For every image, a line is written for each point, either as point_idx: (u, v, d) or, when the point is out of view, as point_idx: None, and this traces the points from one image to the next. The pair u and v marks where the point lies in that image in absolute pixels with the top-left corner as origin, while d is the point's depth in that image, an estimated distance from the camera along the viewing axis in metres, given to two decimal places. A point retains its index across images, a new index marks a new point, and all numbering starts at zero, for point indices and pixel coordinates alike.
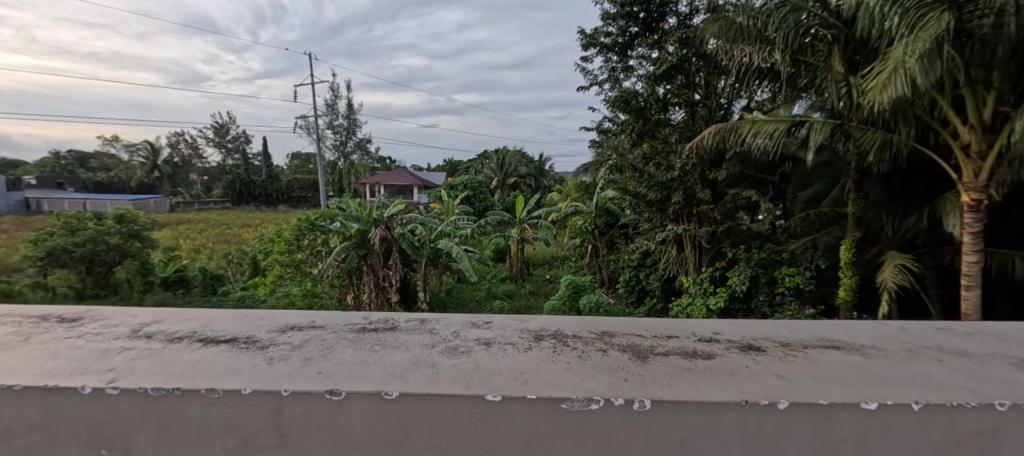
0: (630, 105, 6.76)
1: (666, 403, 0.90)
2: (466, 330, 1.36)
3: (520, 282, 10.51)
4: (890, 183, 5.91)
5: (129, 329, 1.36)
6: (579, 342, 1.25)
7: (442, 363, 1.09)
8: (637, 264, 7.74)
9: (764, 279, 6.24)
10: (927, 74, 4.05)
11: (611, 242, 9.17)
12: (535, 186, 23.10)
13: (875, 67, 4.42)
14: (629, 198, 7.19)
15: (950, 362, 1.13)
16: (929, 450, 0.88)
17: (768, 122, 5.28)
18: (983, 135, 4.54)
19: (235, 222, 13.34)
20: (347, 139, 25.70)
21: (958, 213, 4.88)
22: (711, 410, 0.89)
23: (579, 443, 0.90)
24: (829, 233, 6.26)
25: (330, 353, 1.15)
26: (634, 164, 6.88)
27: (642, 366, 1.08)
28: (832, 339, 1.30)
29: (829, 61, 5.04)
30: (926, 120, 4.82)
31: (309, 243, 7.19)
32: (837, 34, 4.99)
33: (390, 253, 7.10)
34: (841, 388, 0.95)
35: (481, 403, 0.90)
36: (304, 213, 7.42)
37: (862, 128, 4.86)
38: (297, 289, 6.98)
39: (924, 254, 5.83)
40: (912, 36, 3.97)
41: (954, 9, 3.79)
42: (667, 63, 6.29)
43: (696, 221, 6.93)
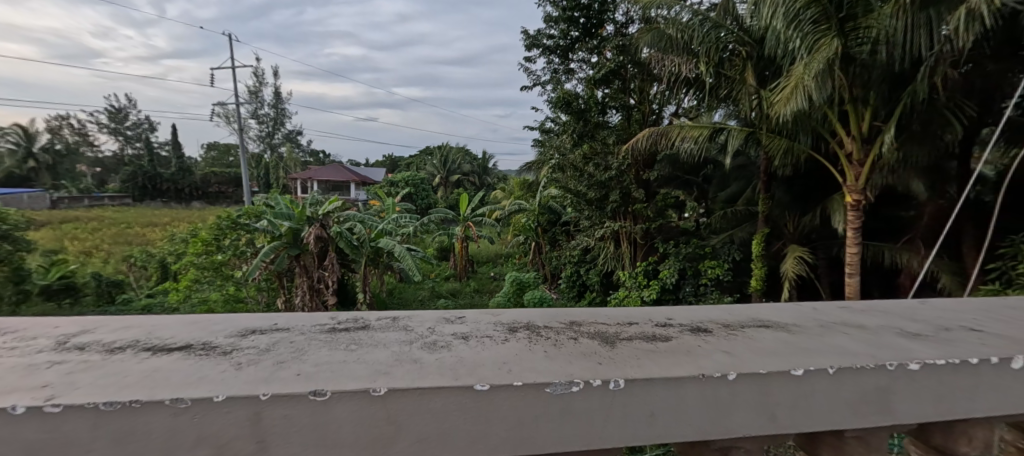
0: (572, 106, 7.04)
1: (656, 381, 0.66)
2: (441, 327, 0.95)
3: (464, 280, 10.57)
4: (792, 184, 6.63)
5: (50, 344, 0.90)
6: (552, 333, 0.95)
7: (425, 358, 0.74)
8: (579, 260, 8.15)
9: (690, 271, 6.76)
10: (820, 91, 4.58)
11: (554, 239, 9.44)
12: (477, 184, 23.25)
13: (780, 83, 4.93)
14: (570, 196, 7.52)
15: (976, 326, 1.06)
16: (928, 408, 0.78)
17: (694, 128, 5.69)
18: (862, 145, 5.26)
19: (139, 220, 11.92)
20: (274, 130, 23.54)
21: (842, 212, 5.66)
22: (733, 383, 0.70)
23: (597, 427, 0.65)
24: (743, 229, 6.99)
25: (304, 354, 0.72)
26: (575, 163, 7.27)
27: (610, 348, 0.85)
28: (862, 319, 1.12)
29: (743, 74, 5.61)
30: (819, 129, 5.47)
31: (230, 243, 6.64)
32: (750, 51, 5.53)
33: (325, 254, 6.81)
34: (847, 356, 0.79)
35: (466, 396, 0.60)
36: (224, 210, 6.82)
37: (770, 136, 5.48)
38: (215, 294, 6.38)
39: (817, 246, 6.72)
40: (811, 56, 4.50)
41: (840, 34, 4.43)
42: (606, 68, 6.61)
43: (631, 218, 7.32)
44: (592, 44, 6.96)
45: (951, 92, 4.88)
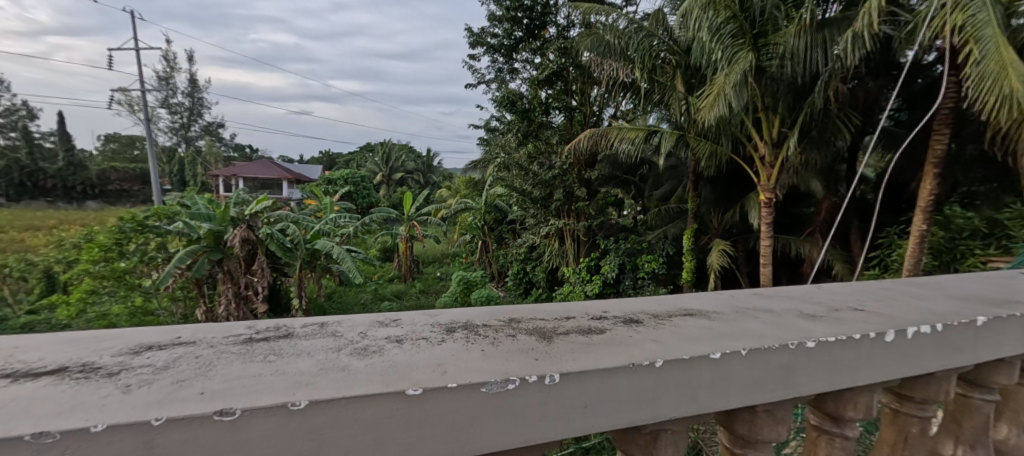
0: (516, 105, 7.07)
1: (604, 371, 0.62)
2: (374, 330, 0.82)
3: (410, 281, 10.40)
4: (715, 184, 7.12)
5: None
6: (492, 330, 0.85)
7: (356, 364, 0.63)
8: (524, 258, 8.30)
9: (630, 265, 6.98)
10: (738, 99, 4.98)
11: (501, 237, 9.56)
12: (422, 183, 22.95)
13: (705, 90, 5.26)
14: (516, 195, 7.58)
15: (898, 297, 1.11)
16: (865, 377, 0.79)
17: (631, 130, 5.96)
18: (771, 149, 5.74)
19: (17, 221, 10.28)
20: (189, 122, 21.35)
21: (757, 209, 6.21)
22: (683, 368, 0.66)
23: (541, 424, 0.59)
24: (675, 225, 7.41)
25: (213, 371, 0.60)
26: (521, 163, 7.24)
27: (550, 344, 0.77)
28: (804, 297, 1.09)
29: (673, 82, 6.01)
30: (738, 134, 5.91)
31: (137, 249, 6.03)
32: (680, 60, 5.90)
33: (254, 258, 6.45)
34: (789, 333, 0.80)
35: (396, 401, 0.52)
36: (127, 210, 6.06)
37: (697, 139, 5.83)
38: (120, 308, 5.86)
39: (737, 241, 7.27)
40: (730, 67, 4.90)
41: (753, 49, 4.89)
42: (548, 69, 6.69)
43: (575, 216, 7.51)
44: (535, 45, 7.00)
45: (841, 104, 5.37)
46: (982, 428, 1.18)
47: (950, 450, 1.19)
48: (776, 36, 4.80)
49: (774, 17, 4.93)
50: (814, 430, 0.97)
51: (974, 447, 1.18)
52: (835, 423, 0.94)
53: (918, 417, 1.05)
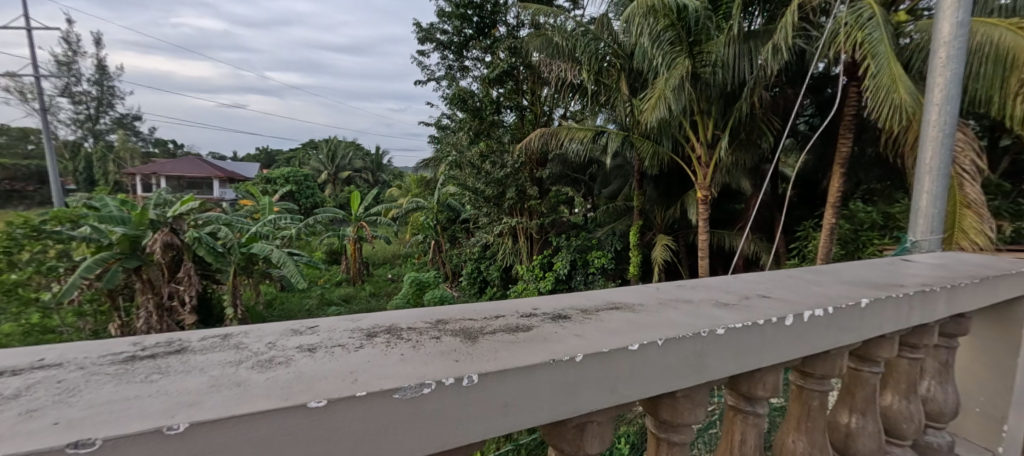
0: (467, 103, 7.51)
1: (539, 367, 0.66)
2: (282, 340, 0.80)
3: (359, 285, 10.83)
4: (658, 182, 7.64)
5: None
6: (416, 332, 0.87)
7: (253, 380, 0.60)
8: (479, 257, 8.76)
9: (580, 262, 7.37)
10: (678, 102, 5.31)
11: (454, 237, 10.03)
12: (370, 182, 23.67)
13: (648, 93, 5.61)
14: (468, 194, 7.93)
15: (794, 285, 1.25)
16: (758, 359, 0.91)
17: (579, 130, 6.33)
18: (706, 150, 6.20)
19: None
20: (97, 113, 19.03)
21: (695, 205, 6.73)
22: (600, 361, 0.72)
23: (466, 424, 0.62)
24: (622, 222, 7.68)
25: (74, 397, 0.54)
26: (473, 161, 7.65)
27: (474, 344, 0.80)
28: (714, 287, 1.25)
29: (618, 84, 6.18)
30: (677, 135, 6.27)
31: (34, 258, 5.41)
32: (623, 64, 6.09)
33: (179, 265, 6.23)
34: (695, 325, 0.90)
35: (294, 416, 0.50)
36: (20, 213, 5.32)
37: (641, 140, 6.20)
38: (13, 327, 5.40)
39: (678, 236, 7.77)
40: (670, 71, 5.28)
41: (689, 56, 5.27)
42: (499, 68, 7.12)
43: (528, 214, 7.97)
44: (485, 45, 7.36)
45: (764, 108, 5.91)
46: (871, 397, 1.34)
47: (848, 420, 1.34)
48: (708, 45, 5.20)
49: (706, 27, 5.28)
50: (732, 410, 1.08)
51: (866, 416, 1.33)
52: (749, 403, 1.05)
53: (818, 392, 1.19)
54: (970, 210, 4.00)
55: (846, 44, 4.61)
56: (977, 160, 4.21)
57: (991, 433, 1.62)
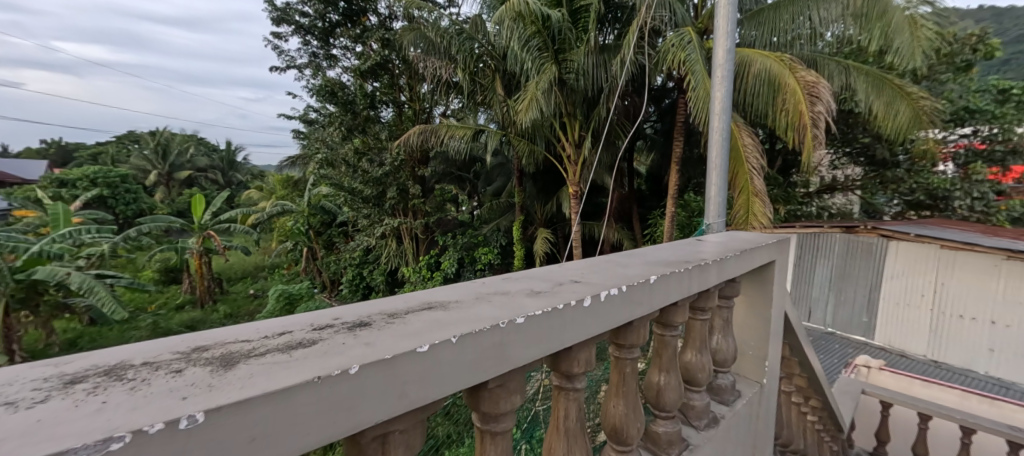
0: (337, 96, 8.97)
1: (353, 367, 0.48)
2: None
3: (208, 306, 12.04)
4: (536, 179, 9.19)
5: None
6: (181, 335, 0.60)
7: None
8: (361, 262, 10.42)
9: (468, 259, 9.09)
10: (546, 104, 6.10)
11: (330, 240, 11.91)
12: (216, 183, 22.82)
13: (522, 94, 6.27)
14: (344, 193, 9.51)
15: (606, 268, 1.40)
16: (593, 325, 0.92)
17: (459, 128, 7.28)
18: (575, 149, 7.20)
19: None
20: None
21: (569, 200, 7.88)
22: (385, 371, 0.50)
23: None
24: (505, 219, 9.46)
25: None
26: (347, 157, 9.20)
27: (276, 329, 0.58)
28: (535, 273, 1.20)
29: (494, 85, 7.25)
30: (550, 136, 7.32)
31: None
32: (497, 65, 7.05)
33: None
34: (544, 302, 0.82)
35: None
36: None
37: (517, 139, 7.27)
38: None
39: (556, 228, 9.23)
40: (540, 75, 6.01)
41: (556, 62, 6.07)
42: (371, 60, 8.53)
43: (412, 214, 9.54)
44: (355, 34, 8.83)
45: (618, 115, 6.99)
46: (673, 355, 1.61)
47: (658, 378, 1.62)
48: (570, 55, 5.99)
49: (568, 37, 6.03)
50: (557, 389, 1.15)
51: (670, 372, 1.62)
52: (571, 380, 1.11)
53: (629, 359, 1.41)
54: (755, 197, 5.06)
55: (673, 62, 5.31)
56: (761, 160, 5.30)
57: (759, 369, 2.05)
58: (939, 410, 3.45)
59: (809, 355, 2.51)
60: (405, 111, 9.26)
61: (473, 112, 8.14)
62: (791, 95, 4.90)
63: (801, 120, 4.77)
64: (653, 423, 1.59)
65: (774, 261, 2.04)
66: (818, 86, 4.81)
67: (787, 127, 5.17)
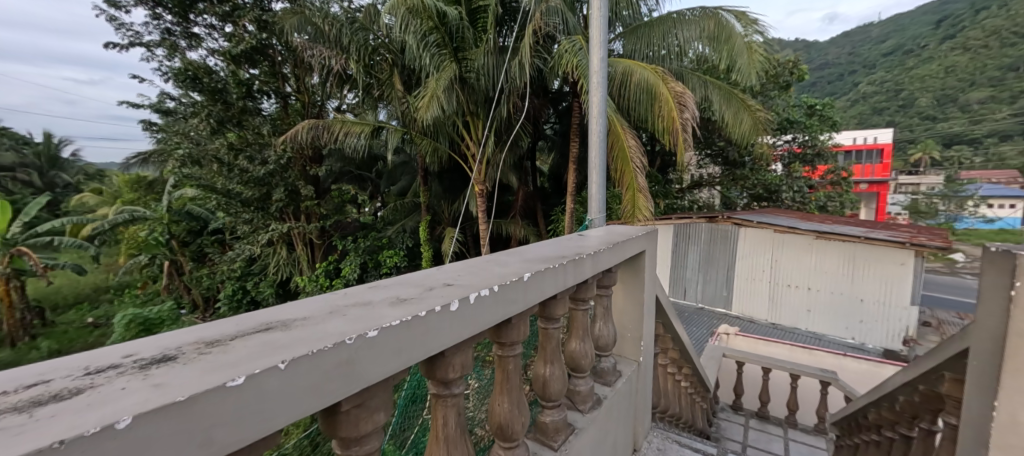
0: (202, 82, 7.87)
1: (127, 423, 0.39)
2: None
3: (25, 344, 9.72)
4: (443, 179, 9.36)
5: None
6: None
7: None
8: (242, 274, 9.22)
9: (371, 264, 9.18)
10: (448, 102, 6.08)
11: (201, 251, 10.36)
12: (34, 186, 18.55)
13: (423, 90, 6.18)
14: (218, 196, 8.46)
15: (485, 267, 1.39)
16: (463, 328, 0.90)
17: (356, 124, 7.01)
18: (478, 148, 7.28)
19: None
20: None
21: (476, 199, 8.05)
22: (181, 416, 0.42)
23: None
24: (411, 220, 9.61)
25: None
26: (218, 153, 8.17)
27: (32, 380, 0.46)
28: (409, 276, 1.14)
29: (391, 80, 7.11)
30: (452, 135, 7.34)
31: None
32: (395, 59, 6.94)
33: None
34: (407, 311, 0.77)
35: None
36: None
37: (421, 137, 7.13)
38: None
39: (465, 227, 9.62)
40: (441, 71, 5.98)
41: (455, 59, 6.07)
42: (245, 43, 7.73)
43: (306, 217, 9.14)
44: (222, 11, 7.84)
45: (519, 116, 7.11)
46: (557, 347, 1.66)
47: (543, 370, 1.66)
48: (469, 53, 6.05)
49: (466, 36, 6.10)
50: (434, 397, 1.10)
51: (554, 364, 1.67)
52: (447, 387, 1.07)
53: (511, 356, 1.42)
54: (639, 194, 5.52)
55: (567, 67, 5.54)
56: (642, 160, 5.80)
57: (636, 348, 2.25)
58: (779, 362, 4.31)
59: (679, 331, 2.81)
60: (291, 104, 8.77)
61: (372, 107, 7.76)
62: (665, 104, 5.39)
63: (673, 125, 5.27)
64: (541, 414, 1.63)
65: (644, 251, 2.22)
66: (684, 96, 5.37)
67: (663, 130, 5.71)
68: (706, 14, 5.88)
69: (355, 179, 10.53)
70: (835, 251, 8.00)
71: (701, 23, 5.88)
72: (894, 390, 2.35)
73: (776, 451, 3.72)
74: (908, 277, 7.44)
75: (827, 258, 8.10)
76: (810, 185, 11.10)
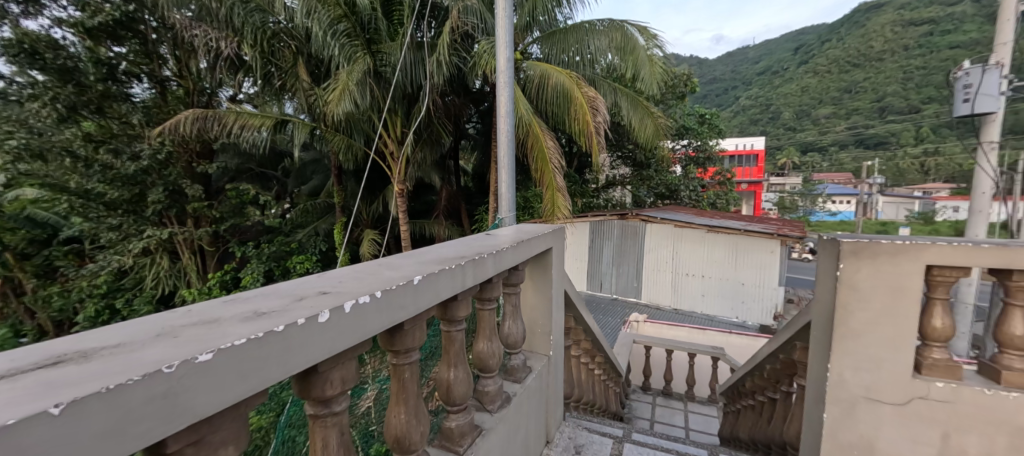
0: (49, 60, 6.58)
1: None
2: None
3: None
4: (359, 177, 9.11)
5: None
6: None
7: None
8: (107, 291, 7.58)
9: (278, 270, 8.51)
10: (361, 98, 5.80)
11: (49, 264, 8.41)
12: None
13: (333, 84, 5.84)
14: (76, 197, 7.15)
15: (379, 271, 1.31)
16: (337, 340, 0.82)
17: (256, 117, 6.28)
18: (398, 146, 6.93)
19: None
20: None
21: (396, 199, 7.90)
22: None
23: None
24: (325, 221, 9.28)
25: None
26: (70, 146, 6.87)
27: None
28: (288, 284, 1.04)
29: (295, 69, 6.67)
30: (368, 131, 6.93)
31: None
32: (298, 46, 6.57)
33: None
34: (260, 326, 0.69)
35: None
36: None
37: (333, 133, 6.66)
38: None
39: (385, 228, 9.44)
40: (351, 64, 5.66)
41: (369, 53, 5.75)
42: (105, 14, 6.71)
43: (194, 221, 8.18)
44: None
45: (439, 114, 6.94)
46: (461, 349, 1.61)
47: (447, 375, 1.60)
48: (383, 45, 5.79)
49: (380, 27, 5.83)
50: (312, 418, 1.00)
51: (458, 367, 1.60)
52: (327, 405, 0.97)
53: (407, 364, 1.35)
54: (558, 193, 5.68)
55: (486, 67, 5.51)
56: (560, 161, 5.97)
57: (547, 343, 2.29)
58: (681, 345, 4.73)
59: (587, 323, 2.92)
60: (171, 90, 7.75)
61: (275, 99, 7.31)
62: (579, 108, 5.66)
63: (587, 129, 5.58)
64: (446, 419, 1.58)
65: (552, 247, 2.25)
66: (596, 101, 5.68)
67: (579, 132, 5.94)
68: (613, 26, 6.23)
69: (257, 177, 9.76)
70: (721, 243, 9.04)
71: (610, 34, 6.22)
72: (761, 360, 2.72)
73: (678, 424, 4.11)
74: (776, 263, 8.58)
75: (715, 250, 9.12)
76: (702, 185, 12.50)
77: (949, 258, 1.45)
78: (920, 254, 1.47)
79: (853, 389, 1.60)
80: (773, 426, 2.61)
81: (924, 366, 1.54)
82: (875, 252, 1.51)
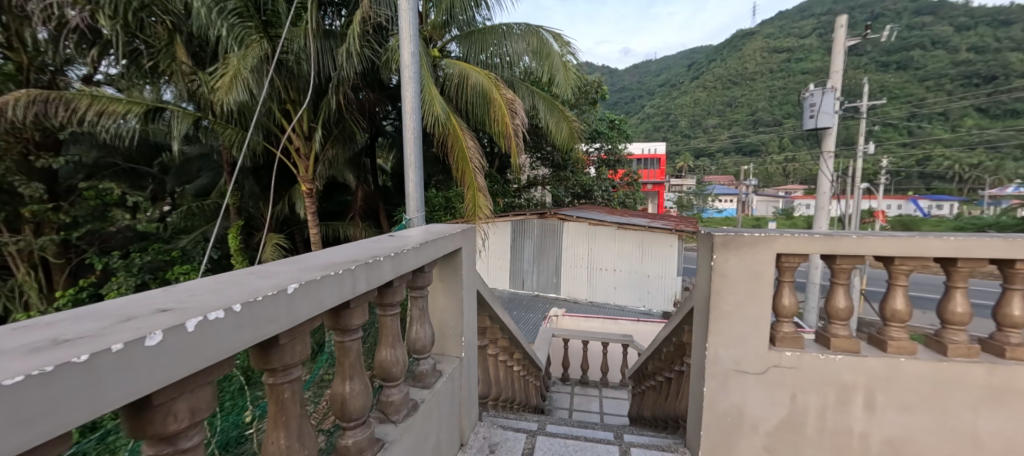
0: None
1: None
2: None
3: None
4: (259, 176, 8.16)
5: None
6: None
7: None
8: None
9: (155, 283, 7.30)
10: (257, 87, 5.23)
11: None
12: None
13: (220, 70, 5.21)
14: None
15: (251, 279, 1.16)
16: (175, 364, 0.70)
17: (123, 103, 5.30)
18: (304, 142, 6.37)
19: None
20: None
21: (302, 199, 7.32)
22: None
23: None
24: (217, 225, 8.14)
25: None
26: None
27: None
28: (129, 300, 0.88)
29: (173, 49, 5.97)
30: (270, 125, 6.18)
31: None
32: (174, 22, 5.82)
33: None
34: (46, 357, 0.56)
35: None
36: None
37: (223, 125, 5.84)
38: None
39: (293, 232, 8.67)
40: (242, 49, 5.08)
41: (268, 39, 5.18)
42: None
43: (34, 228, 6.73)
44: None
45: (351, 109, 6.46)
46: (356, 360, 1.48)
47: (342, 388, 1.45)
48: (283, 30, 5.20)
49: (279, 9, 5.19)
50: None
51: (354, 379, 1.47)
52: (172, 441, 0.81)
53: (287, 382, 1.20)
54: (479, 193, 5.56)
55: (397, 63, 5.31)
56: (480, 161, 5.91)
57: (456, 346, 2.23)
58: (596, 335, 4.95)
59: (503, 320, 2.92)
60: None
61: (146, 82, 6.42)
62: (497, 109, 5.68)
63: (507, 130, 5.63)
64: (341, 437, 1.44)
65: (460, 247, 2.19)
66: (515, 103, 5.75)
67: (498, 133, 5.93)
68: (529, 30, 6.32)
69: (124, 174, 8.15)
70: (629, 239, 9.69)
71: (527, 38, 6.32)
72: (659, 344, 2.96)
73: (593, 410, 4.31)
74: (672, 257, 9.42)
75: (623, 246, 9.74)
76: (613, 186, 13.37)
77: (796, 247, 1.69)
78: (772, 244, 1.69)
79: (725, 364, 1.80)
80: (669, 402, 2.84)
81: (778, 338, 1.79)
82: (739, 244, 1.70)
